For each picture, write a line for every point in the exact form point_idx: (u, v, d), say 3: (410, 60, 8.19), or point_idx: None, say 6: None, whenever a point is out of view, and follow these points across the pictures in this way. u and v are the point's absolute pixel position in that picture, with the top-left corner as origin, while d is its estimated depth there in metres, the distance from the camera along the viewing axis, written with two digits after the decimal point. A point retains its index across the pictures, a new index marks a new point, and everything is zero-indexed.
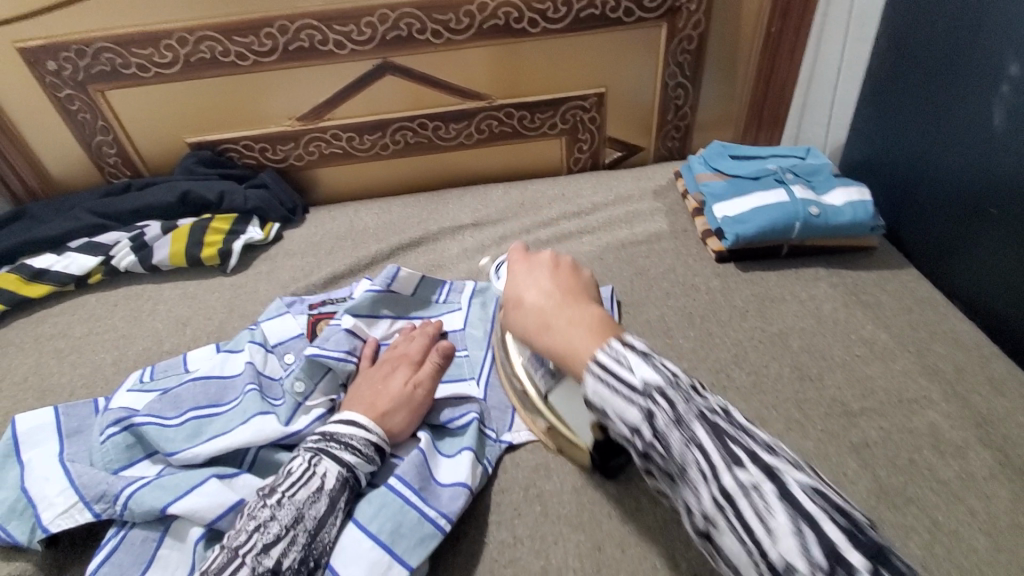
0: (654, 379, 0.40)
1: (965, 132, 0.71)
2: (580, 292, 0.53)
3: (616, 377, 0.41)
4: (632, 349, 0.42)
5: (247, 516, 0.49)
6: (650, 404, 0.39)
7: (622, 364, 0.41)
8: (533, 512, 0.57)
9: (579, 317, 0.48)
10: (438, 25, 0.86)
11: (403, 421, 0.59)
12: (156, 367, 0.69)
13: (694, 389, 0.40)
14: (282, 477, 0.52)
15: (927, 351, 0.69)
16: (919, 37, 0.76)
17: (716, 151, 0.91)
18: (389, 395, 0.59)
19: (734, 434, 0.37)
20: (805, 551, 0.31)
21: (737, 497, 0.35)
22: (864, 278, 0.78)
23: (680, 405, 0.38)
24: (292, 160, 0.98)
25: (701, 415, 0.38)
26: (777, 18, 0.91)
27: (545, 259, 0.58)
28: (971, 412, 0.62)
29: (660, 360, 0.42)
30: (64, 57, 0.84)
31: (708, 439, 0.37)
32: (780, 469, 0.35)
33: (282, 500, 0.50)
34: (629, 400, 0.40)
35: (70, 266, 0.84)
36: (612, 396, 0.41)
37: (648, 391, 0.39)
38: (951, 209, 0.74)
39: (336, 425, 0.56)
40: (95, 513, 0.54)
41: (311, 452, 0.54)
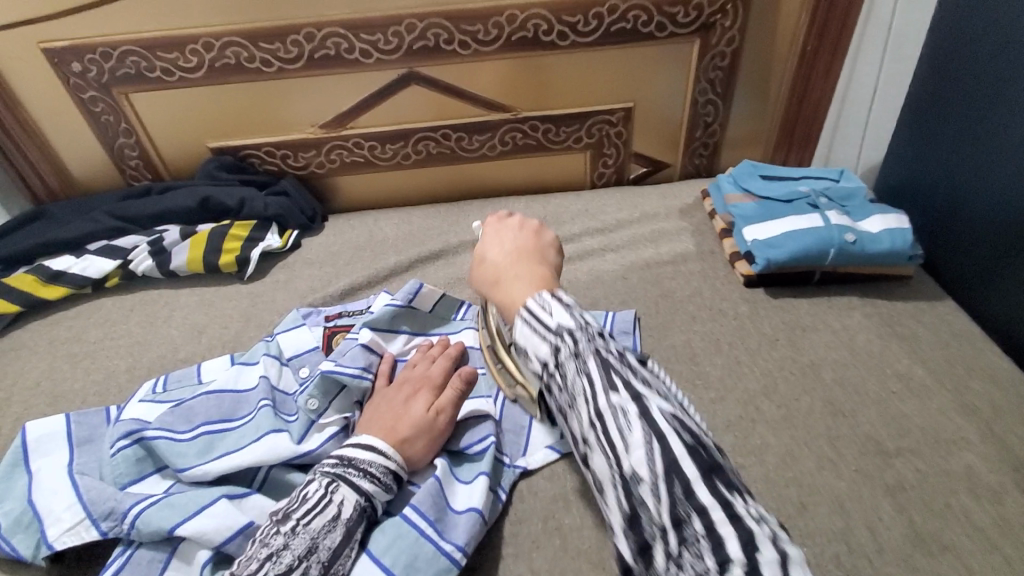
0: (566, 322, 0.45)
1: (1012, 161, 0.68)
2: (537, 253, 0.58)
3: (538, 320, 0.46)
4: (557, 299, 0.47)
5: (258, 543, 0.47)
6: (558, 340, 0.45)
7: (544, 311, 0.46)
8: (551, 546, 0.55)
9: (529, 274, 0.54)
10: (465, 36, 0.85)
11: (423, 448, 0.57)
12: (169, 377, 0.68)
13: (602, 334, 0.45)
14: (297, 501, 0.50)
15: (968, 390, 0.65)
16: (965, 60, 0.73)
17: (746, 170, 0.89)
18: (410, 421, 0.57)
19: (622, 370, 0.42)
20: (649, 460, 0.38)
21: (606, 416, 0.41)
22: (900, 309, 0.75)
23: (581, 342, 0.44)
24: (312, 168, 0.97)
25: (597, 350, 0.43)
26: (813, 37, 0.88)
27: (513, 224, 0.62)
28: (1017, 457, 0.59)
29: (580, 310, 0.46)
30: (90, 60, 0.84)
31: (597, 369, 0.42)
32: (650, 398, 0.41)
33: (296, 527, 0.48)
34: (544, 337, 0.46)
35: (88, 268, 0.84)
36: (529, 333, 0.47)
37: (559, 331, 0.45)
38: (993, 240, 0.71)
39: (353, 449, 0.55)
40: (101, 530, 0.52)
41: (328, 477, 0.52)
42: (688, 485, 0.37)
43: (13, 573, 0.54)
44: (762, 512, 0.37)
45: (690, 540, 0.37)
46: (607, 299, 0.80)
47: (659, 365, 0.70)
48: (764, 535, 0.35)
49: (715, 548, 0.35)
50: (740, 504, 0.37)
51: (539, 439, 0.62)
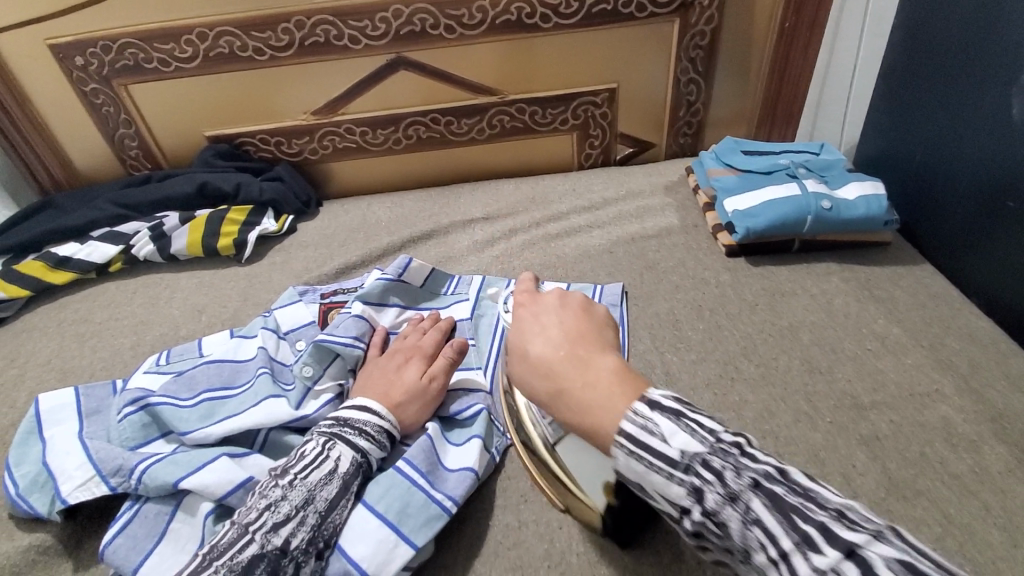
0: (692, 449, 0.38)
1: (983, 124, 0.70)
2: (593, 334, 0.50)
3: (653, 451, 0.39)
4: (662, 412, 0.40)
5: (259, 495, 0.50)
6: (694, 479, 0.37)
7: (651, 433, 0.39)
8: (538, 498, 0.57)
9: (597, 372, 0.45)
10: (451, 20, 0.87)
11: (416, 412, 0.60)
12: (172, 351, 0.71)
13: (740, 450, 0.37)
14: (297, 457, 0.53)
15: (940, 346, 0.68)
16: (935, 29, 0.75)
17: (727, 146, 0.91)
18: (402, 386, 0.60)
19: (798, 506, 0.34)
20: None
21: None
22: (877, 274, 0.77)
23: (727, 476, 0.36)
24: (306, 154, 0.99)
25: (753, 486, 0.35)
26: (790, 14, 0.91)
27: (551, 300, 0.55)
28: (987, 407, 0.61)
29: (694, 420, 0.39)
30: (90, 53, 0.87)
31: (767, 515, 0.34)
32: (856, 542, 0.31)
33: (294, 481, 0.51)
34: (671, 477, 0.38)
35: (92, 253, 0.86)
36: (650, 471, 0.39)
37: (688, 464, 0.37)
38: (968, 203, 0.73)
39: (349, 410, 0.57)
40: (111, 486, 0.55)
41: (325, 435, 0.55)
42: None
43: (30, 532, 0.57)
44: None
45: None
46: (593, 272, 0.82)
47: (643, 331, 0.73)
48: None
49: None
50: None
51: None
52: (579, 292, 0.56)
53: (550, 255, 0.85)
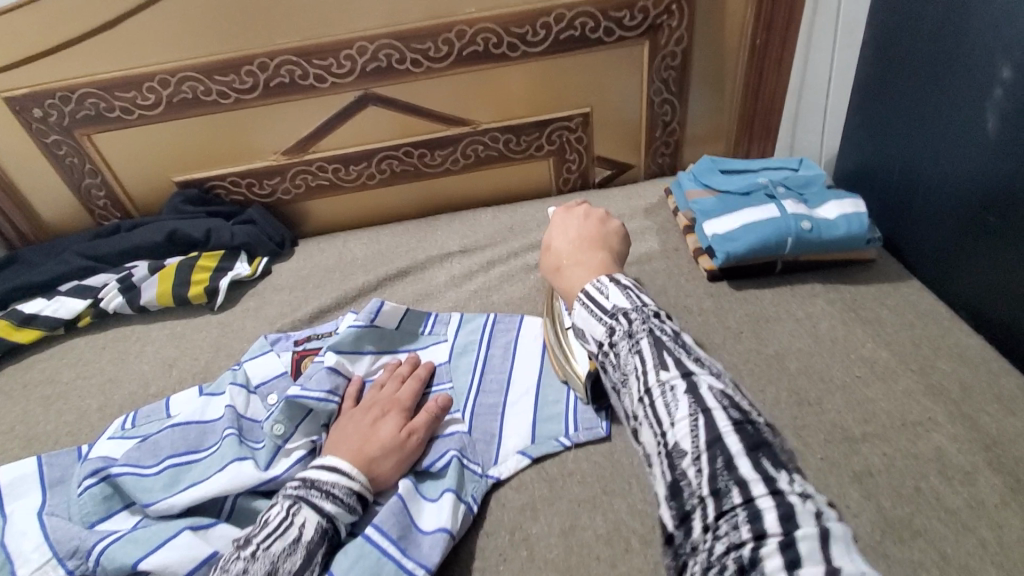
0: (622, 306, 0.50)
1: (960, 140, 0.68)
2: (602, 239, 0.63)
3: (596, 303, 0.51)
4: (615, 283, 0.52)
5: (219, 569, 0.48)
6: (614, 322, 0.49)
7: (602, 293, 0.52)
8: (519, 557, 0.55)
9: (588, 260, 0.60)
10: (417, 54, 0.86)
11: (390, 468, 0.57)
12: (139, 412, 0.68)
13: (656, 315, 0.48)
14: (261, 525, 0.51)
15: (931, 370, 0.65)
16: (903, 43, 0.74)
17: (705, 166, 0.89)
18: (379, 441, 0.58)
19: (674, 349, 0.45)
20: (693, 432, 0.39)
21: (655, 391, 0.43)
22: (863, 293, 0.75)
23: (635, 323, 0.48)
24: (278, 194, 0.98)
25: (649, 331, 0.46)
26: (761, 31, 0.90)
27: (579, 211, 0.67)
28: (982, 434, 0.59)
29: (637, 293, 0.51)
30: (49, 105, 0.86)
31: (649, 348, 0.45)
32: (697, 374, 0.42)
33: (256, 552, 0.48)
34: (600, 320, 0.50)
35: (59, 309, 0.84)
36: (590, 317, 0.51)
37: (615, 313, 0.49)
38: (948, 219, 0.71)
39: (317, 471, 0.54)
40: (67, 569, 0.52)
41: (290, 499, 0.52)
42: (728, 456, 0.38)
43: None
44: (812, 492, 0.36)
45: (728, 513, 0.36)
46: None
47: None
48: (806, 510, 0.35)
49: (752, 519, 0.35)
50: (781, 480, 0.36)
51: (510, 444, 0.62)
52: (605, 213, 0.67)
53: (530, 288, 0.83)
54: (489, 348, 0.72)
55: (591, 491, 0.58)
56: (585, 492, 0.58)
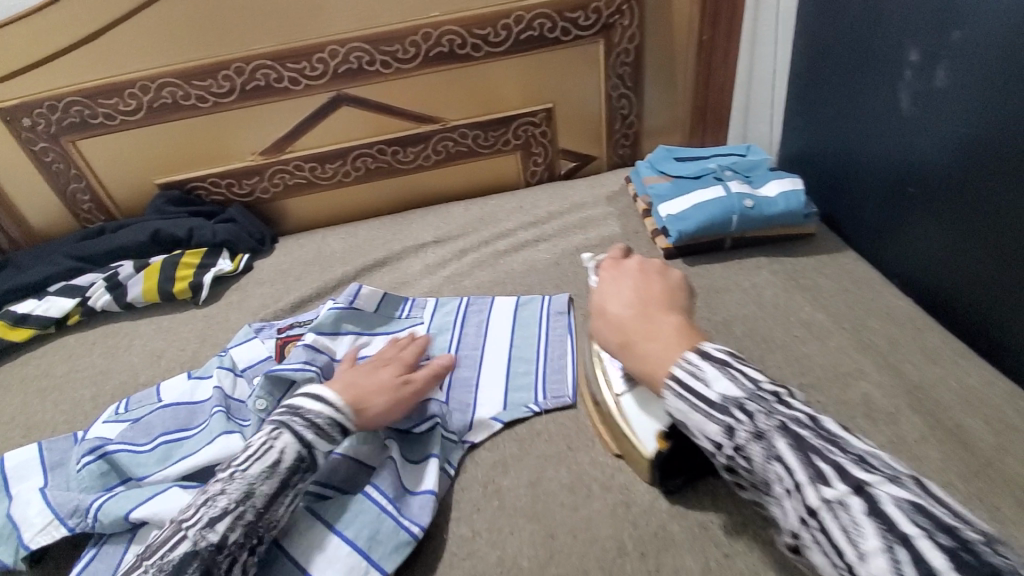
0: (733, 394, 0.42)
1: (880, 119, 0.75)
2: (665, 298, 0.54)
3: (696, 393, 0.44)
4: (710, 360, 0.45)
5: (202, 491, 0.51)
6: (730, 419, 0.42)
7: (698, 378, 0.44)
8: (490, 507, 0.59)
9: (659, 329, 0.50)
10: (386, 56, 0.91)
11: (381, 406, 0.60)
12: (132, 398, 0.72)
13: (777, 398, 0.42)
14: (244, 451, 0.54)
15: (862, 328, 0.72)
16: (829, 35, 0.81)
17: (661, 155, 0.96)
18: (376, 382, 0.62)
19: (821, 448, 0.38)
20: (897, 570, 0.33)
21: (823, 512, 0.36)
22: (804, 264, 0.82)
23: (760, 419, 0.41)
24: (257, 193, 1.02)
25: (782, 428, 0.40)
26: (707, 26, 0.97)
27: (633, 266, 0.58)
28: (904, 380, 0.66)
29: (739, 368, 0.44)
30: (37, 114, 0.89)
31: (790, 452, 0.39)
32: (870, 483, 0.36)
33: (235, 474, 0.52)
34: (710, 416, 0.43)
35: (50, 308, 0.87)
36: (692, 410, 0.44)
37: (727, 405, 0.42)
38: (876, 191, 0.78)
39: (302, 401, 0.57)
40: (70, 527, 0.56)
41: (273, 426, 0.55)
42: None
43: None
44: None
45: None
46: (540, 284, 0.85)
47: None
48: None
49: None
50: None
51: (484, 412, 0.67)
52: (661, 262, 0.59)
53: (500, 272, 0.89)
54: (462, 327, 0.77)
55: (557, 447, 0.63)
56: (552, 448, 0.63)
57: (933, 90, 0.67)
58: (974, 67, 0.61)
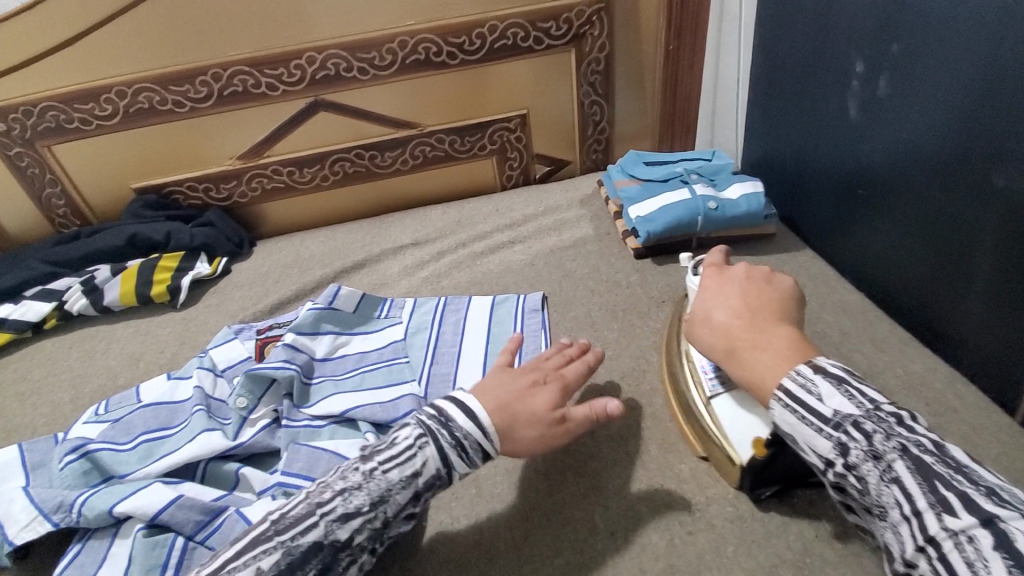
0: (848, 411, 0.45)
1: (832, 125, 0.80)
2: (772, 307, 0.55)
3: (809, 408, 0.46)
4: (825, 377, 0.47)
5: (340, 475, 0.51)
6: (843, 436, 0.45)
7: (812, 392, 0.47)
8: (468, 495, 0.61)
9: (767, 341, 0.52)
10: (364, 63, 0.94)
11: (529, 440, 0.55)
12: (111, 400, 0.72)
13: (898, 421, 0.44)
14: (390, 445, 0.52)
15: (817, 320, 0.77)
16: (783, 47, 0.86)
17: (631, 159, 1.00)
18: (529, 409, 0.56)
19: (944, 475, 0.41)
20: None
21: (946, 541, 0.38)
22: (765, 261, 0.87)
23: (878, 440, 0.43)
24: (236, 197, 1.03)
25: (903, 451, 0.42)
26: (673, 37, 1.01)
27: (736, 274, 0.59)
28: (856, 368, 0.70)
29: (854, 388, 0.46)
30: (11, 119, 0.89)
31: (911, 477, 0.41)
32: (997, 517, 0.38)
33: (375, 471, 0.51)
34: (821, 431, 0.45)
35: (26, 312, 0.87)
36: (803, 423, 0.46)
37: (841, 423, 0.45)
38: (832, 194, 0.83)
39: (450, 406, 0.54)
40: (53, 523, 0.56)
41: (421, 429, 0.52)
42: None
43: None
44: None
45: None
46: (516, 284, 0.88)
47: (564, 334, 0.79)
48: None
49: None
50: None
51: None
52: (769, 271, 0.60)
53: (477, 272, 0.91)
54: (440, 326, 0.80)
55: None
56: None
57: (877, 99, 0.72)
58: (912, 78, 0.67)
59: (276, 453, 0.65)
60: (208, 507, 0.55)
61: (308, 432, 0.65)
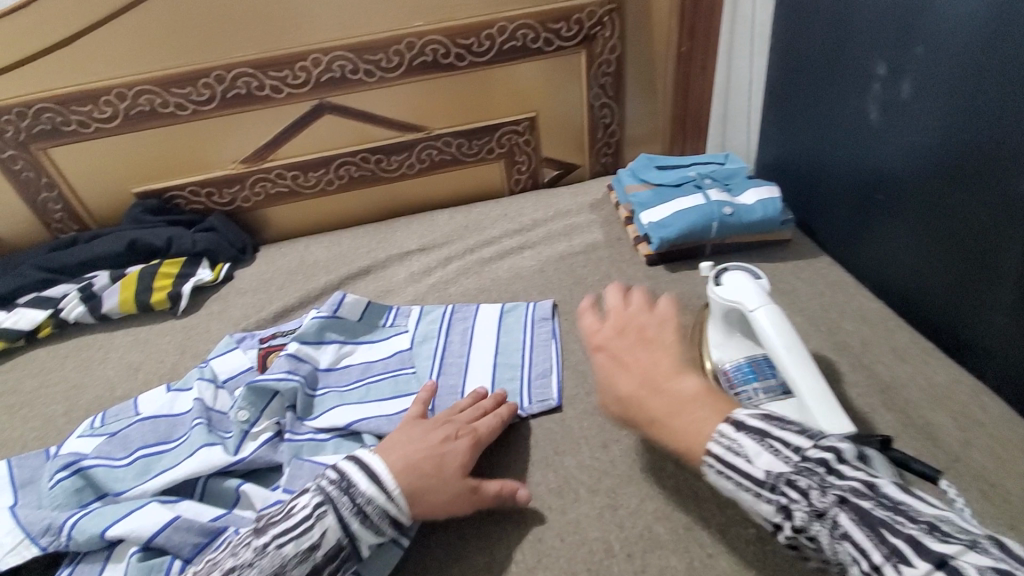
0: (778, 468, 0.40)
1: (851, 128, 0.77)
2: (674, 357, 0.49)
3: (739, 471, 0.41)
4: (744, 432, 0.42)
5: (231, 552, 0.48)
6: (782, 498, 0.40)
7: (739, 454, 0.42)
8: (478, 513, 0.59)
9: (683, 401, 0.46)
10: (369, 65, 0.92)
11: (434, 504, 0.52)
12: (108, 412, 0.70)
13: (827, 467, 0.39)
14: (284, 514, 0.50)
15: (838, 329, 0.74)
16: (801, 48, 0.84)
17: (642, 163, 0.97)
18: (440, 468, 0.54)
19: (888, 520, 0.35)
20: None
21: None
22: (781, 268, 0.85)
23: (814, 495, 0.38)
24: (238, 202, 1.01)
25: (841, 503, 0.37)
26: (685, 39, 0.99)
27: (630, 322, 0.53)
28: (880, 380, 0.67)
29: (778, 441, 0.41)
30: (4, 120, 0.87)
31: (856, 529, 0.36)
32: (952, 556, 0.33)
33: (269, 544, 0.48)
34: (760, 496, 0.40)
35: (20, 321, 0.85)
36: (739, 490, 0.42)
37: (774, 483, 0.40)
38: (849, 201, 0.81)
39: (352, 470, 0.52)
40: (41, 546, 0.54)
41: (319, 498, 0.51)
42: None
43: None
44: None
45: None
46: (526, 292, 0.86)
47: (576, 344, 0.76)
48: None
49: None
50: None
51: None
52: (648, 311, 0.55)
53: (485, 280, 0.89)
54: (447, 335, 0.77)
55: (544, 452, 0.63)
56: (539, 453, 0.63)
57: (900, 102, 0.69)
58: (937, 81, 0.64)
59: (278, 469, 0.63)
60: (208, 528, 0.53)
61: (312, 445, 0.63)
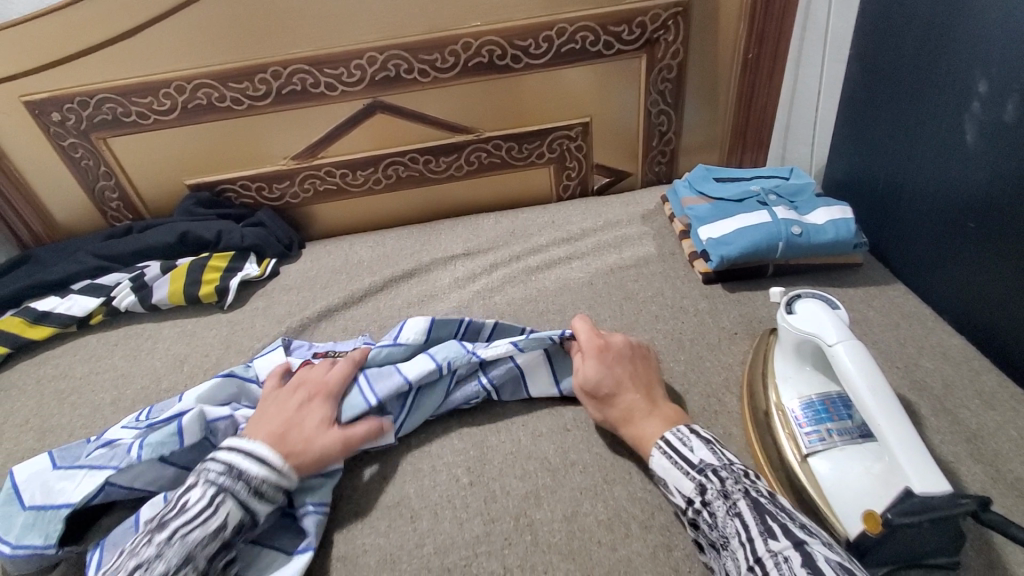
0: (710, 460, 0.52)
1: (941, 148, 0.71)
2: (649, 380, 0.62)
3: (681, 454, 0.53)
4: (696, 435, 0.55)
5: (129, 553, 0.47)
6: (703, 478, 0.51)
7: (685, 444, 0.54)
8: (523, 542, 0.56)
9: (651, 408, 0.59)
10: (425, 65, 0.90)
11: (312, 459, 0.57)
12: (154, 407, 0.68)
13: (746, 474, 0.51)
14: (178, 508, 0.50)
15: (915, 367, 0.69)
16: (886, 57, 0.78)
17: (700, 174, 0.93)
18: (301, 428, 0.58)
19: (772, 510, 0.46)
20: None
21: (767, 561, 0.43)
22: (850, 295, 0.79)
23: (728, 482, 0.50)
24: (287, 198, 1.01)
25: (744, 490, 0.48)
26: (753, 45, 0.94)
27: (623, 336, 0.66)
28: (965, 428, 0.62)
29: (719, 448, 0.54)
30: (67, 109, 0.89)
31: (748, 510, 0.46)
32: (808, 542, 0.43)
33: (171, 537, 0.48)
34: (687, 474, 0.52)
35: (72, 307, 0.87)
36: (674, 466, 0.53)
37: (703, 467, 0.51)
38: (932, 228, 0.74)
39: (245, 459, 0.53)
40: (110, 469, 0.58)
41: (214, 487, 0.51)
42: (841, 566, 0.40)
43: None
44: None
45: None
46: (574, 304, 0.83)
47: None
48: None
49: None
50: None
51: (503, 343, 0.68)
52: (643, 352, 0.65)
53: (531, 289, 0.86)
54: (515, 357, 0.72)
55: (592, 480, 0.60)
56: (587, 480, 0.60)
57: (1001, 124, 0.63)
58: None
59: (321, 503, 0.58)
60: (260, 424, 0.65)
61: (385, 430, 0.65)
